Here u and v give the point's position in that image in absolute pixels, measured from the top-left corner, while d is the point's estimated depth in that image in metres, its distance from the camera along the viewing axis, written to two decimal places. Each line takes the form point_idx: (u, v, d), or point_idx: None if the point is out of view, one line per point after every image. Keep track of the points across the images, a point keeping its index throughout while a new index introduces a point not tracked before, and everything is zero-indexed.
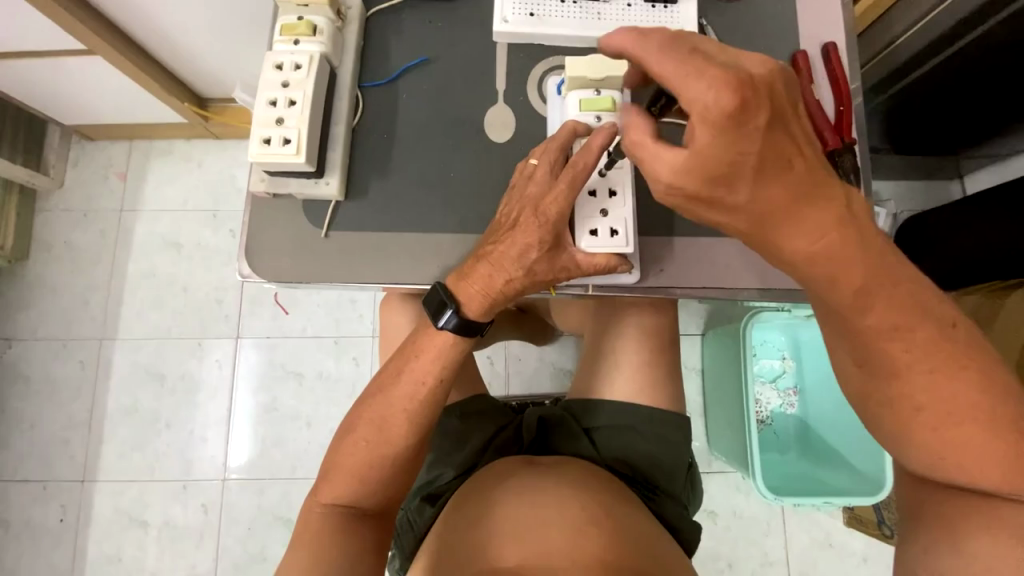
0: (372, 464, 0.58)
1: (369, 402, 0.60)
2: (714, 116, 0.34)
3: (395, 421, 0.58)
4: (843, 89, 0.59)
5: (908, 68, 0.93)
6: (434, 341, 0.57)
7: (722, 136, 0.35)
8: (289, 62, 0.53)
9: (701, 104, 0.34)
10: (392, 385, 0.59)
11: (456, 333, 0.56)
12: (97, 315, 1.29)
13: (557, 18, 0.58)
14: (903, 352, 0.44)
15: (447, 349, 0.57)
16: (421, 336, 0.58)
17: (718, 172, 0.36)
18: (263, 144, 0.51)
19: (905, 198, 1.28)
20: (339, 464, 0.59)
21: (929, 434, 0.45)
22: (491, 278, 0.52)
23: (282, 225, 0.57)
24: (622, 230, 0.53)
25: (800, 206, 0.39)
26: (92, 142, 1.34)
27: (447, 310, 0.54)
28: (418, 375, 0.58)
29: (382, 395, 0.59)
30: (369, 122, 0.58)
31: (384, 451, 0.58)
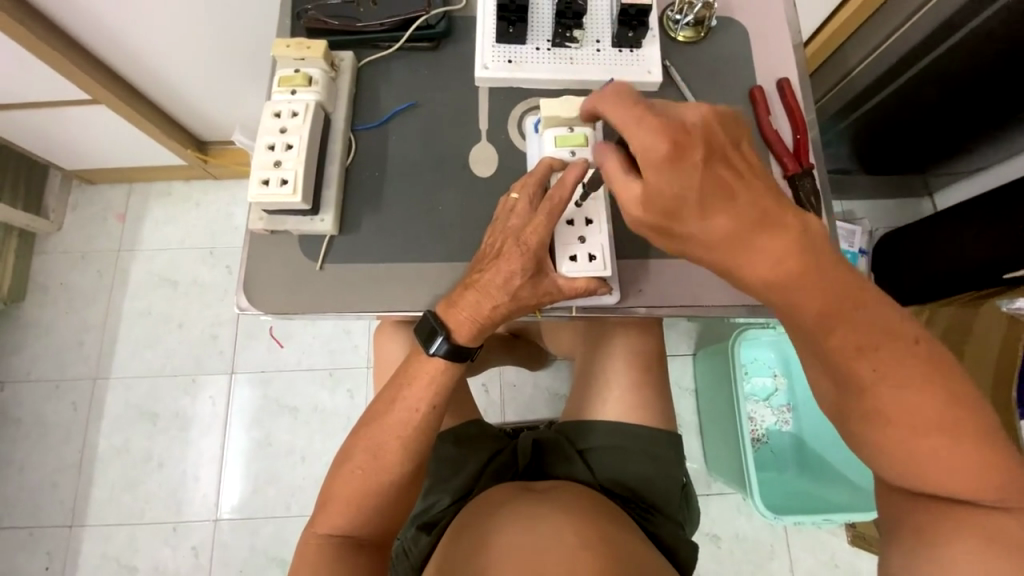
0: (368, 492, 0.59)
1: (365, 429, 0.61)
2: (653, 156, 0.41)
3: (389, 447, 0.59)
4: (798, 119, 0.65)
5: (866, 95, 1.01)
6: (425, 367, 0.59)
7: (663, 171, 0.41)
8: (286, 110, 0.58)
9: (642, 147, 0.42)
10: (386, 412, 0.60)
11: (447, 359, 0.58)
12: (91, 355, 1.29)
13: (533, 64, 0.64)
14: (871, 371, 0.46)
15: (439, 374, 0.59)
16: (413, 363, 0.60)
17: (669, 206, 0.42)
18: (262, 185, 0.55)
19: (879, 216, 1.34)
20: (335, 493, 0.60)
21: (909, 447, 0.46)
22: (476, 307, 0.55)
23: (279, 260, 0.60)
24: (600, 255, 0.56)
25: (755, 235, 0.42)
26: (92, 185, 1.38)
27: (438, 336, 0.56)
28: (412, 402, 0.60)
29: (377, 421, 0.60)
30: (362, 162, 0.62)
31: (379, 478, 0.59)
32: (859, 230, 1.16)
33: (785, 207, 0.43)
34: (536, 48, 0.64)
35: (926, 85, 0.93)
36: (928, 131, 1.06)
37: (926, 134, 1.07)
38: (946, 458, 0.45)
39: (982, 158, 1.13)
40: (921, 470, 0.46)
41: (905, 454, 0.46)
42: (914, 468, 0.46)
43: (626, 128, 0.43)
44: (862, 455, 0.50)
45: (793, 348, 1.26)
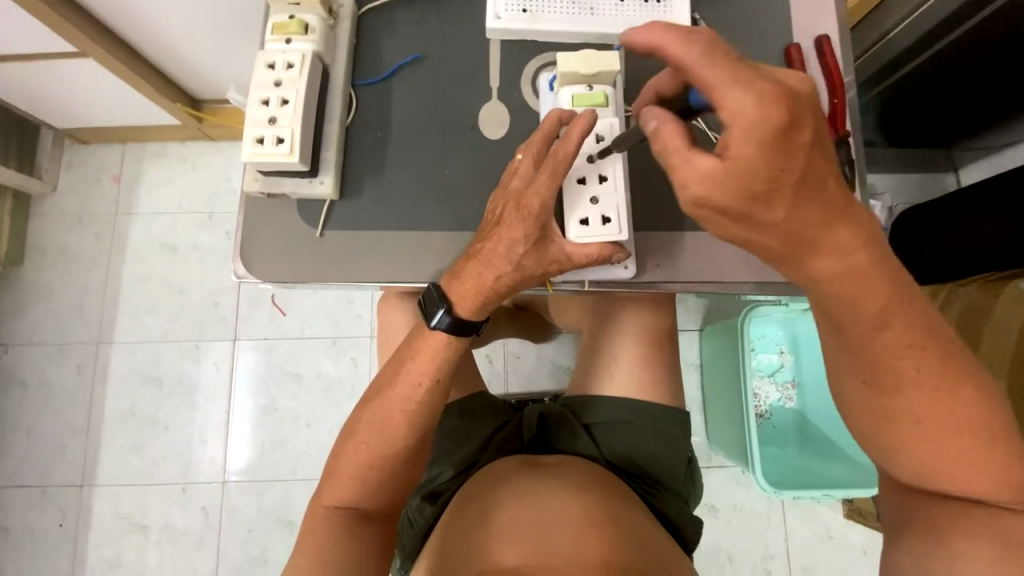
0: (372, 465, 0.58)
1: (367, 400, 0.60)
2: (765, 130, 0.35)
3: (391, 420, 0.58)
4: (836, 82, 0.59)
5: (900, 62, 0.94)
6: (429, 340, 0.57)
7: (769, 150, 0.35)
8: (281, 61, 0.52)
9: (750, 116, 0.35)
10: (388, 384, 0.59)
11: (450, 333, 0.55)
12: (92, 320, 1.28)
13: (549, 15, 0.59)
14: (911, 369, 0.45)
15: (443, 350, 0.57)
16: (417, 338, 0.58)
17: (757, 188, 0.37)
18: (257, 144, 0.50)
19: (900, 191, 1.32)
20: (340, 466, 0.59)
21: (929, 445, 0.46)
22: (478, 273, 0.52)
23: (276, 226, 0.56)
24: (613, 217, 0.52)
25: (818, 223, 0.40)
26: (85, 145, 1.33)
27: (440, 309, 0.54)
28: (415, 377, 0.58)
29: (379, 394, 0.59)
30: (363, 122, 0.58)
31: (382, 450, 0.58)
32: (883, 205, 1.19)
33: (857, 205, 0.41)
34: None
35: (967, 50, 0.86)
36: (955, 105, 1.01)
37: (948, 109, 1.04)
38: (967, 466, 0.45)
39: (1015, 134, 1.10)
40: (937, 466, 0.46)
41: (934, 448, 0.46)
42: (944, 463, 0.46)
43: (725, 87, 0.35)
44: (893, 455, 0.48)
45: (802, 326, 1.26)
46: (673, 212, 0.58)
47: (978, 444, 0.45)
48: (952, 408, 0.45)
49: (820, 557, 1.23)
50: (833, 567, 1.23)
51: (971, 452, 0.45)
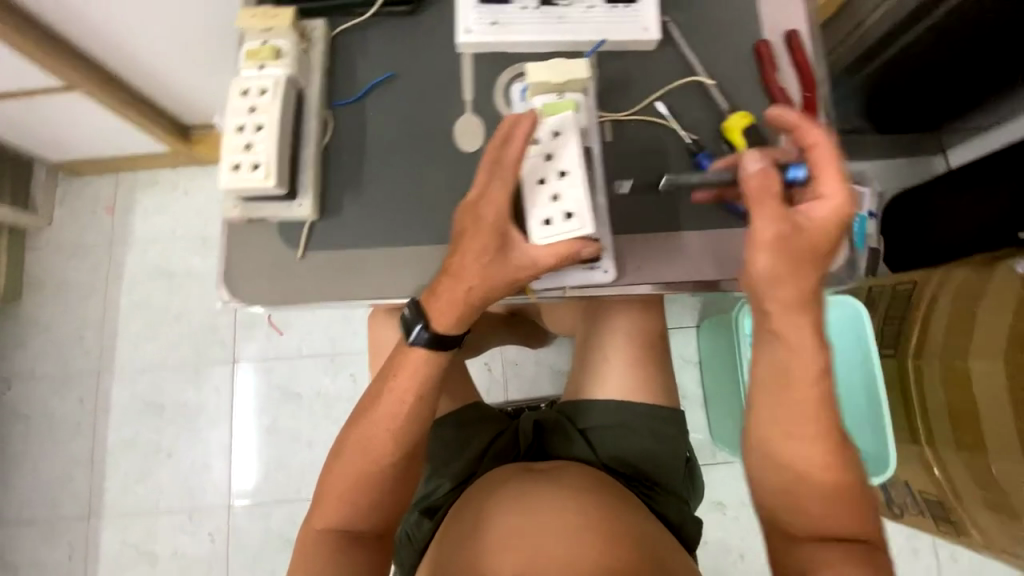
0: (358, 484, 0.58)
1: (353, 418, 0.60)
2: (844, 217, 0.49)
3: (376, 436, 0.58)
4: (807, 76, 0.60)
5: (883, 47, 0.95)
6: (412, 356, 0.57)
7: (837, 231, 0.49)
8: (255, 87, 0.53)
9: (841, 207, 0.48)
10: (372, 401, 0.59)
11: (429, 347, 0.56)
12: (92, 350, 1.29)
13: (519, 26, 0.59)
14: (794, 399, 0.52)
15: (424, 364, 0.57)
16: (400, 355, 0.58)
17: (817, 252, 0.49)
18: (234, 171, 0.51)
19: (890, 176, 1.35)
20: (328, 486, 0.59)
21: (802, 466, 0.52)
22: (448, 286, 0.53)
23: (258, 250, 0.56)
24: (577, 212, 0.51)
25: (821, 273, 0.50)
26: (77, 178, 1.35)
27: (417, 324, 0.54)
28: (399, 393, 0.58)
29: (364, 412, 0.59)
30: (341, 142, 0.58)
31: (370, 468, 0.58)
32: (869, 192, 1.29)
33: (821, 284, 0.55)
34: (522, 7, 0.60)
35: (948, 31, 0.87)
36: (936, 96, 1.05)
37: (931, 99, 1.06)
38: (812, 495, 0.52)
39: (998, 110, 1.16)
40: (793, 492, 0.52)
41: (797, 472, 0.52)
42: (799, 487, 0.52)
43: (836, 177, 0.48)
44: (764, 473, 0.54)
45: None
46: (650, 214, 0.58)
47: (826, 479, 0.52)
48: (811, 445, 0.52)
49: None
50: None
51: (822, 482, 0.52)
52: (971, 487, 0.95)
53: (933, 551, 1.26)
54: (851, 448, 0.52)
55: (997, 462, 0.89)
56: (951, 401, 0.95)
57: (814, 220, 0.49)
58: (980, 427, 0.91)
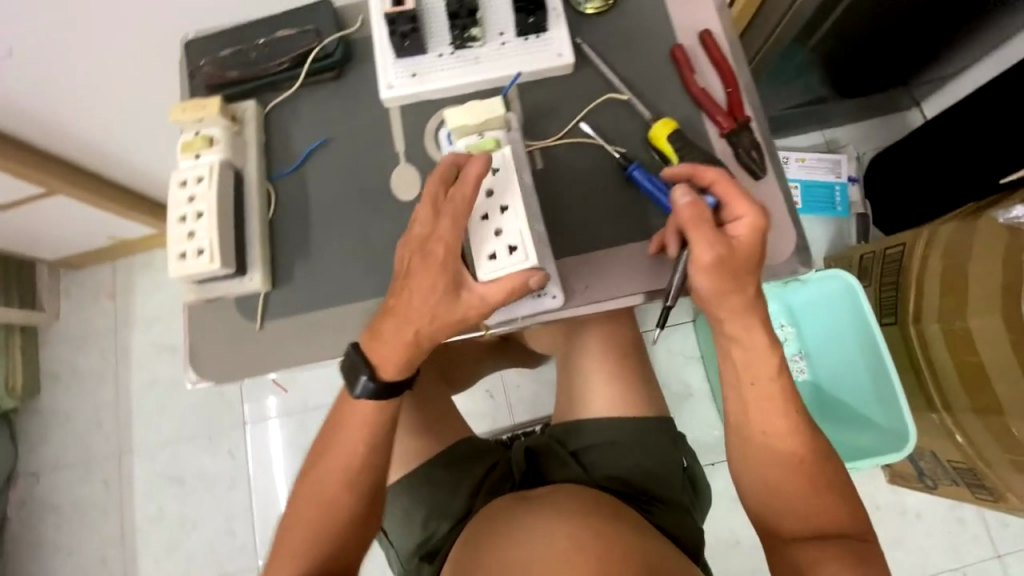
0: (315, 534, 0.58)
1: (308, 466, 0.60)
2: (766, 230, 0.50)
3: (335, 481, 0.59)
4: (726, 72, 0.60)
5: (827, 10, 0.93)
6: (358, 409, 0.58)
7: (762, 244, 0.50)
8: (191, 176, 0.55)
9: (761, 221, 0.49)
10: (327, 448, 0.60)
11: (377, 398, 0.56)
12: (111, 433, 1.33)
13: (438, 73, 0.62)
14: (759, 402, 0.56)
15: (371, 416, 0.58)
16: (346, 407, 0.59)
17: (749, 268, 0.50)
18: (180, 259, 0.53)
19: (869, 137, 1.34)
20: (286, 540, 0.58)
21: (774, 463, 0.56)
22: (396, 326, 0.53)
23: (219, 327, 0.59)
24: (519, 245, 0.53)
25: (757, 282, 0.51)
26: (78, 270, 1.41)
27: (363, 374, 0.54)
28: (349, 445, 0.58)
29: (321, 460, 0.60)
30: (286, 211, 0.61)
31: (329, 513, 0.58)
32: (845, 159, 1.29)
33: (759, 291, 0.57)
34: (438, 55, 0.62)
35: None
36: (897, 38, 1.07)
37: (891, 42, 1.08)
38: (789, 490, 0.56)
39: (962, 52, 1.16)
40: (773, 491, 0.56)
41: (771, 470, 0.56)
42: (775, 485, 0.56)
43: (748, 197, 0.50)
44: (746, 474, 0.58)
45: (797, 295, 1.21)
46: (591, 233, 0.59)
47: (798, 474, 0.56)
48: (782, 443, 0.56)
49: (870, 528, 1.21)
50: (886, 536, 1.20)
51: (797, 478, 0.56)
52: (996, 451, 0.91)
53: (980, 519, 1.19)
54: (820, 439, 0.57)
55: (1016, 425, 0.84)
56: (958, 363, 0.92)
57: (738, 240, 0.50)
58: (992, 388, 0.87)
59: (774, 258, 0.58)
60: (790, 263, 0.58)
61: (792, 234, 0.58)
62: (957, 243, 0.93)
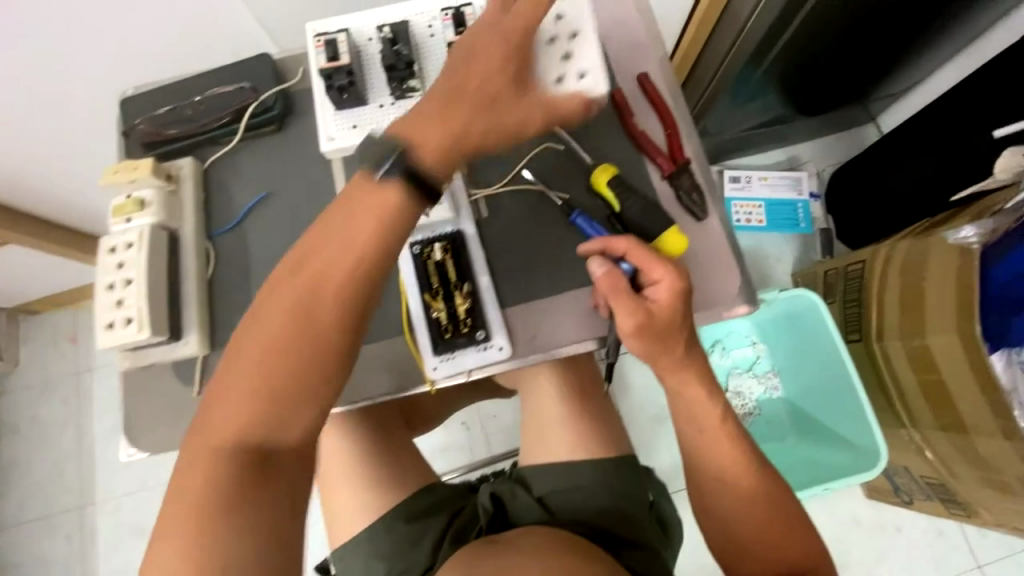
0: (280, 369, 0.41)
1: (277, 282, 0.43)
2: (684, 292, 0.50)
3: (317, 310, 0.42)
4: (665, 115, 0.61)
5: (776, 32, 0.94)
6: (364, 198, 0.43)
7: (683, 303, 0.51)
8: (121, 242, 0.54)
9: (677, 285, 0.50)
10: (314, 256, 0.42)
11: (399, 189, 0.42)
12: (73, 485, 1.28)
13: (380, 122, 0.61)
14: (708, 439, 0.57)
15: (385, 208, 0.42)
16: (353, 191, 0.43)
17: (675, 325, 0.51)
18: (109, 329, 0.52)
19: (827, 154, 1.37)
20: (236, 381, 0.42)
21: (731, 503, 0.56)
22: (433, 114, 0.44)
23: (156, 394, 0.57)
24: (591, 69, 0.54)
25: (686, 334, 0.53)
26: (37, 315, 1.37)
27: (391, 157, 0.42)
28: (349, 240, 0.42)
29: (298, 276, 0.42)
30: (225, 270, 0.59)
31: (295, 358, 0.42)
32: (805, 175, 1.31)
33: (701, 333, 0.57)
34: (380, 105, 0.61)
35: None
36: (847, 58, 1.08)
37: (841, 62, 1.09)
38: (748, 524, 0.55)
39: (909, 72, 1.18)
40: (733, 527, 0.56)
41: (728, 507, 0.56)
42: (734, 521, 0.56)
43: (660, 263, 0.50)
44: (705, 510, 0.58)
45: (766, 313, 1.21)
46: (536, 281, 0.58)
47: (756, 510, 0.55)
48: (736, 481, 0.56)
49: (852, 544, 1.21)
50: (869, 551, 1.20)
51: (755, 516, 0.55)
52: (965, 468, 0.90)
53: (959, 529, 1.19)
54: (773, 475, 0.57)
55: (981, 444, 0.83)
56: (920, 381, 0.92)
57: (657, 304, 0.50)
58: (953, 405, 0.86)
59: (722, 298, 0.58)
60: (737, 303, 0.58)
61: (735, 274, 0.59)
62: (913, 259, 0.93)
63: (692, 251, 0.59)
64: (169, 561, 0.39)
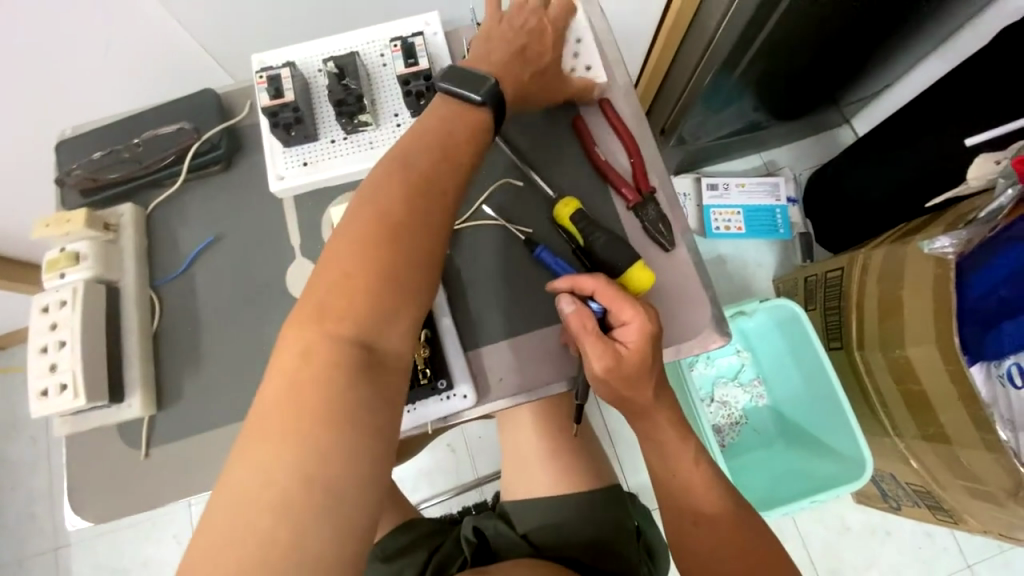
0: (385, 264, 0.42)
1: (382, 179, 0.45)
2: (656, 334, 0.48)
3: (426, 204, 0.45)
4: (630, 144, 0.59)
5: (748, 40, 0.92)
6: (465, 116, 0.48)
7: (654, 345, 0.49)
8: (53, 300, 0.51)
9: (648, 327, 0.48)
10: (420, 159, 0.46)
11: (493, 110, 0.49)
12: (46, 526, 1.23)
13: (331, 159, 0.58)
14: (685, 477, 0.55)
15: (482, 126, 0.49)
16: (449, 112, 0.48)
17: (647, 367, 0.49)
18: (42, 396, 0.49)
19: (803, 157, 1.38)
20: (333, 273, 0.41)
21: (709, 545, 0.54)
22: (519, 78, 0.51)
23: (100, 459, 0.53)
24: (596, 65, 0.60)
25: (658, 373, 0.51)
26: (3, 351, 1.32)
27: (488, 82, 0.49)
28: (452, 142, 0.47)
29: (407, 171, 0.45)
30: (172, 323, 0.56)
31: (398, 247, 0.42)
32: (782, 181, 1.30)
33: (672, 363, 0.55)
34: (331, 140, 0.59)
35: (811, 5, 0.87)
36: (819, 62, 1.07)
37: (813, 67, 1.09)
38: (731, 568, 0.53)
39: (880, 76, 1.19)
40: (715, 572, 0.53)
41: (707, 547, 0.54)
42: (717, 565, 0.53)
43: (630, 305, 0.48)
44: (684, 554, 0.56)
45: (750, 321, 1.20)
46: (498, 322, 0.56)
47: (737, 552, 0.53)
48: (713, 521, 0.55)
49: (843, 551, 1.20)
50: (859, 558, 1.19)
51: (736, 558, 0.53)
52: (950, 477, 0.89)
53: (948, 532, 1.19)
54: (752, 512, 0.56)
55: (964, 454, 0.82)
56: (902, 391, 0.91)
57: (626, 347, 0.48)
58: (936, 416, 0.85)
59: (693, 332, 0.56)
60: (710, 335, 0.56)
61: (706, 305, 0.57)
62: (890, 267, 0.92)
63: (660, 284, 0.57)
64: (253, 482, 0.36)
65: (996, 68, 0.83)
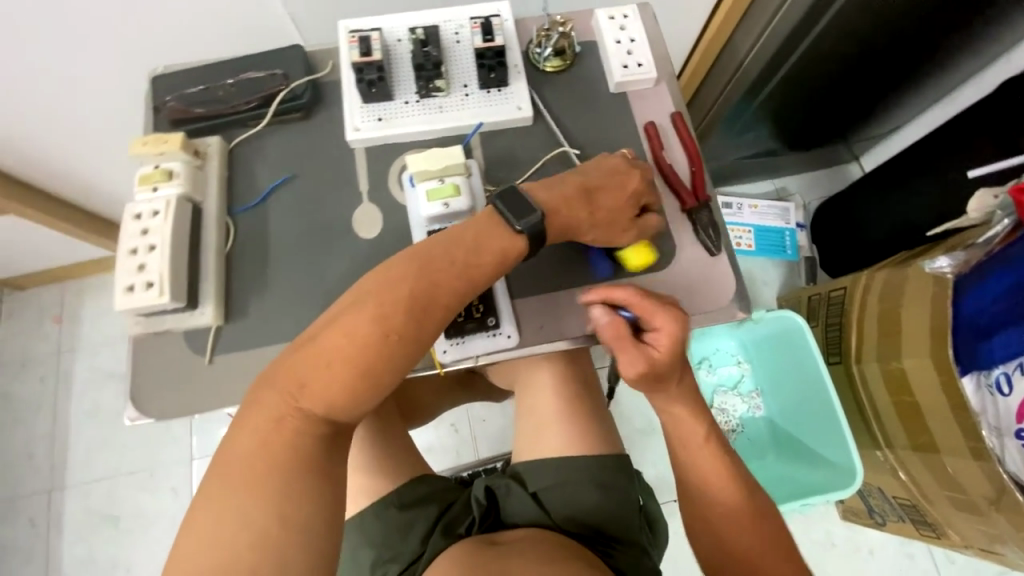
0: (369, 363, 0.47)
1: (393, 279, 0.49)
2: (685, 335, 0.55)
3: (428, 311, 0.49)
4: (693, 153, 0.65)
5: (773, 68, 1.00)
6: (496, 241, 0.52)
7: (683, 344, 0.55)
8: (146, 210, 0.56)
9: (679, 330, 0.54)
10: (437, 271, 0.50)
11: (529, 243, 0.53)
12: (43, 466, 1.24)
13: (404, 117, 0.65)
14: (699, 438, 0.60)
15: (512, 258, 0.53)
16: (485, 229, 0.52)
17: (674, 366, 0.56)
18: (128, 291, 0.54)
19: (812, 187, 1.43)
20: (324, 357, 0.47)
21: (718, 502, 0.59)
22: (569, 219, 0.55)
23: (165, 363, 0.57)
24: (646, 63, 0.67)
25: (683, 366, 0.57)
26: (23, 291, 1.34)
27: (534, 216, 0.53)
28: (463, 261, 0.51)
29: (417, 282, 0.49)
30: (243, 247, 0.61)
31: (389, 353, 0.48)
32: (792, 207, 1.37)
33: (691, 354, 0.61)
34: (405, 101, 0.65)
35: (835, 40, 0.95)
36: (839, 95, 1.15)
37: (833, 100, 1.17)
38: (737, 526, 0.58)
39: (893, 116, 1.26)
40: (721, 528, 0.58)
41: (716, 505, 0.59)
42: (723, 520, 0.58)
43: (661, 314, 0.54)
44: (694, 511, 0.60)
45: (751, 334, 1.27)
46: (544, 278, 0.62)
47: (743, 510, 0.58)
48: (724, 482, 0.59)
49: (828, 566, 1.23)
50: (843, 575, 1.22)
51: (742, 516, 0.58)
52: (935, 489, 0.94)
53: (930, 557, 1.23)
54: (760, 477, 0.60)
55: (951, 463, 0.87)
56: (896, 403, 0.97)
57: (658, 349, 0.55)
58: (925, 425, 0.91)
59: (719, 310, 0.62)
60: (734, 309, 0.62)
61: (732, 285, 0.62)
62: (891, 287, 0.98)
63: (693, 262, 0.63)
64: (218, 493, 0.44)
65: (998, 111, 0.90)
